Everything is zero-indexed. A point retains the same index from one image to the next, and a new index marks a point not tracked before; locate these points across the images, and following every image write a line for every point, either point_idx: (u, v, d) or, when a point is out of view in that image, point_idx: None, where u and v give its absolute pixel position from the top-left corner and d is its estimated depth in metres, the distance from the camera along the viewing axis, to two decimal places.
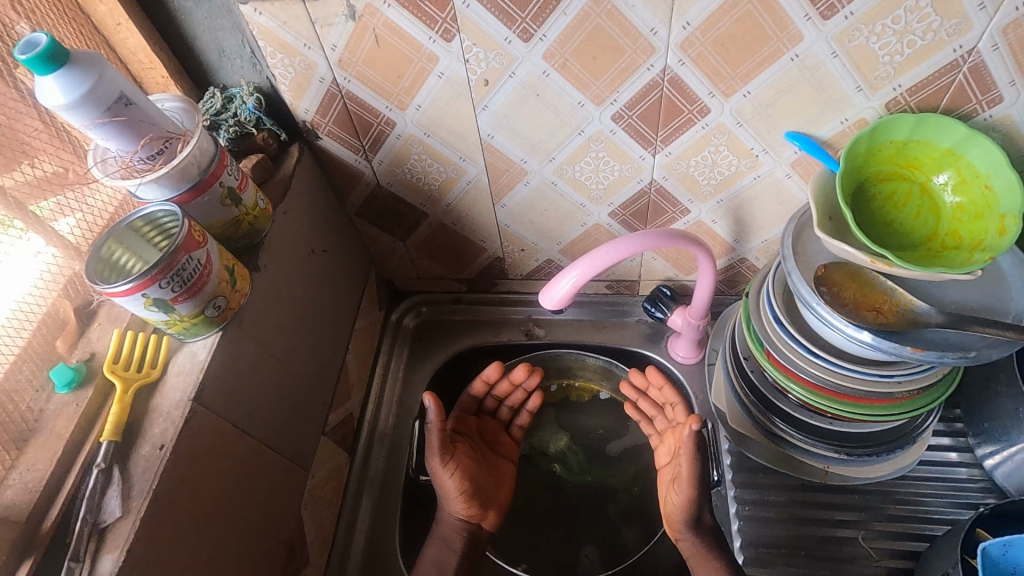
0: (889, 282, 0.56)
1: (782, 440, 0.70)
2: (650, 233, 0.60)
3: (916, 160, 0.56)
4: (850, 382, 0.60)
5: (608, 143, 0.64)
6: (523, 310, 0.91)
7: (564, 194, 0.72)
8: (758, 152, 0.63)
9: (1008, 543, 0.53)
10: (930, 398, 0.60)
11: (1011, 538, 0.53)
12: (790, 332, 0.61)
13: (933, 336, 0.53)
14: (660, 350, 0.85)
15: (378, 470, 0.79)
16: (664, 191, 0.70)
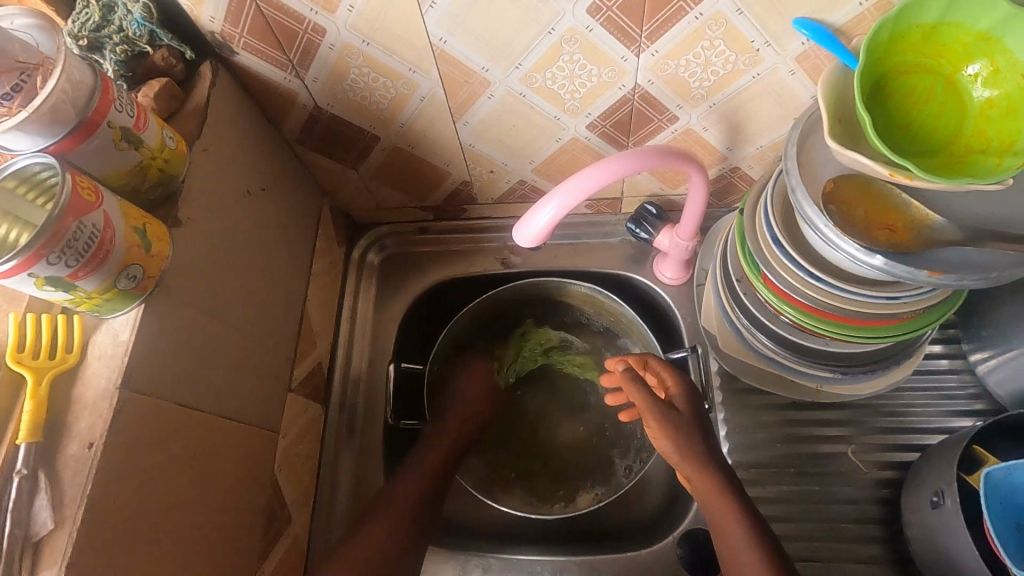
0: (904, 194, 0.49)
1: (774, 362, 0.67)
2: (630, 154, 0.52)
3: (944, 46, 0.48)
4: (855, 308, 0.54)
5: (584, 43, 0.54)
6: (497, 237, 0.83)
7: (534, 106, 0.62)
8: (760, 46, 0.54)
9: (1012, 467, 0.55)
10: (935, 318, 0.56)
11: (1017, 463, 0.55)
12: (789, 254, 0.54)
13: (948, 255, 0.47)
14: (645, 271, 0.80)
15: (356, 418, 0.75)
16: (649, 98, 0.61)
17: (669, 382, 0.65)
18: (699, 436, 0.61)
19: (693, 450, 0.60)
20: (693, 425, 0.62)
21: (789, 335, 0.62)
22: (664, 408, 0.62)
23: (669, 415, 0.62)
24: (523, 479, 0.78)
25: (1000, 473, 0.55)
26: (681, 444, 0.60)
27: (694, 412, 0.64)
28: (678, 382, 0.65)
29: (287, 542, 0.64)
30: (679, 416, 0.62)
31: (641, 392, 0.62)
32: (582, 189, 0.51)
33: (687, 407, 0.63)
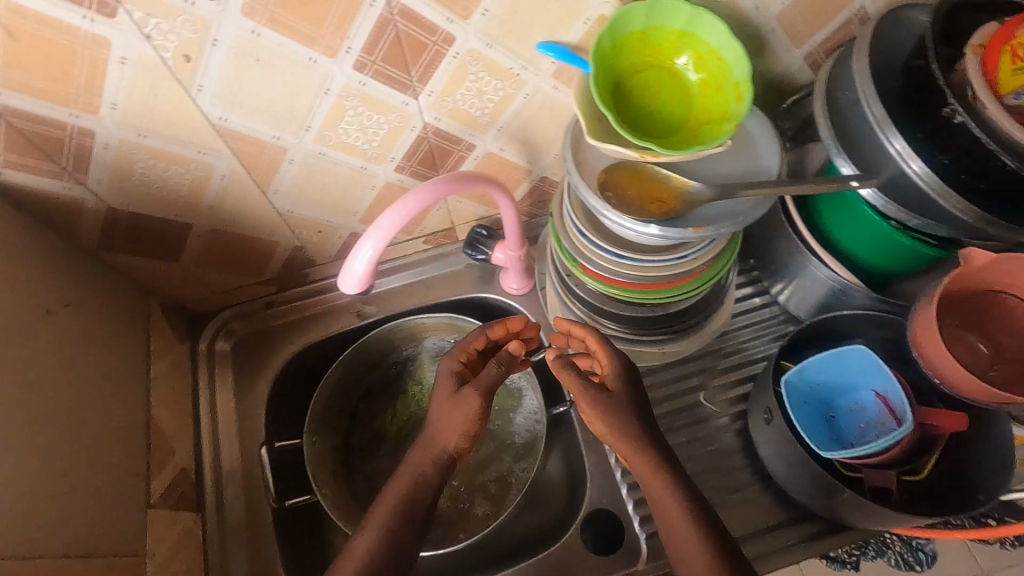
0: (663, 170, 0.58)
1: (619, 338, 0.74)
2: (421, 188, 0.55)
3: (657, 45, 0.58)
4: (656, 273, 0.63)
5: (362, 96, 0.58)
6: (346, 291, 0.84)
7: (337, 161, 0.64)
8: (519, 71, 0.61)
9: (801, 370, 0.65)
10: (721, 266, 0.65)
11: (803, 365, 0.65)
12: (591, 241, 0.62)
13: (706, 211, 0.57)
14: (495, 288, 0.85)
15: (238, 514, 0.71)
16: (442, 132, 0.66)
17: (604, 361, 0.64)
18: (638, 419, 0.60)
19: (631, 432, 0.59)
20: (630, 404, 0.60)
21: (623, 310, 0.70)
22: (596, 393, 0.61)
23: (614, 407, 0.60)
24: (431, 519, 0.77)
25: (794, 378, 0.65)
26: (621, 442, 0.59)
27: (633, 397, 0.62)
28: (610, 359, 0.64)
29: None
30: (612, 401, 0.61)
31: (574, 380, 0.62)
32: (390, 224, 0.54)
33: (620, 389, 0.61)
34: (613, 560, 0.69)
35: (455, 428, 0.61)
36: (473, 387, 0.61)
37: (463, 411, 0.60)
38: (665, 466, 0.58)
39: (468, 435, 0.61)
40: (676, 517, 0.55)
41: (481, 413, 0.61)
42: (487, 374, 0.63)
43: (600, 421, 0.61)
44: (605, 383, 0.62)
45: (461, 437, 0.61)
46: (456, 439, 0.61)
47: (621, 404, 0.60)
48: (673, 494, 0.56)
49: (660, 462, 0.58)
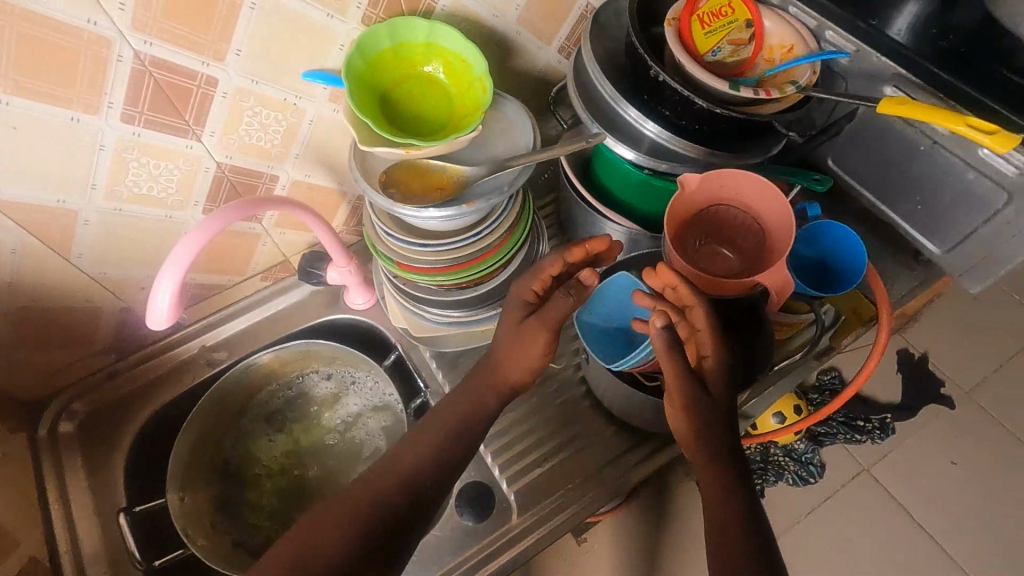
0: (438, 162, 0.65)
1: (456, 323, 0.80)
2: (211, 217, 0.58)
3: (410, 58, 0.66)
4: (458, 253, 0.71)
5: (141, 146, 0.61)
6: (192, 343, 0.84)
7: (137, 214, 0.66)
8: (294, 100, 0.67)
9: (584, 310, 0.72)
10: (517, 236, 0.75)
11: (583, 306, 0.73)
12: (397, 236, 0.71)
13: (480, 188, 0.66)
14: (343, 309, 0.89)
15: None
16: (239, 169, 0.70)
17: (705, 348, 0.60)
18: (720, 421, 0.58)
19: (716, 442, 0.58)
20: (717, 412, 0.58)
21: (451, 295, 0.77)
22: (700, 395, 0.58)
23: (684, 392, 0.58)
24: None
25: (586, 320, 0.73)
26: (688, 423, 0.59)
27: (729, 390, 0.60)
28: (718, 350, 0.60)
29: None
30: (712, 403, 0.59)
31: (675, 358, 0.58)
32: (180, 264, 0.56)
33: (722, 381, 0.59)
34: (488, 527, 0.73)
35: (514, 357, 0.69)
36: (539, 322, 0.66)
37: (530, 342, 0.67)
38: (692, 417, 0.59)
39: (528, 367, 0.69)
40: (697, 450, 0.59)
41: (546, 345, 0.68)
42: (555, 308, 0.65)
43: (678, 417, 0.60)
44: (704, 378, 0.59)
45: (526, 371, 0.69)
46: (521, 372, 0.69)
47: (709, 382, 0.59)
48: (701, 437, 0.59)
49: (699, 419, 0.58)
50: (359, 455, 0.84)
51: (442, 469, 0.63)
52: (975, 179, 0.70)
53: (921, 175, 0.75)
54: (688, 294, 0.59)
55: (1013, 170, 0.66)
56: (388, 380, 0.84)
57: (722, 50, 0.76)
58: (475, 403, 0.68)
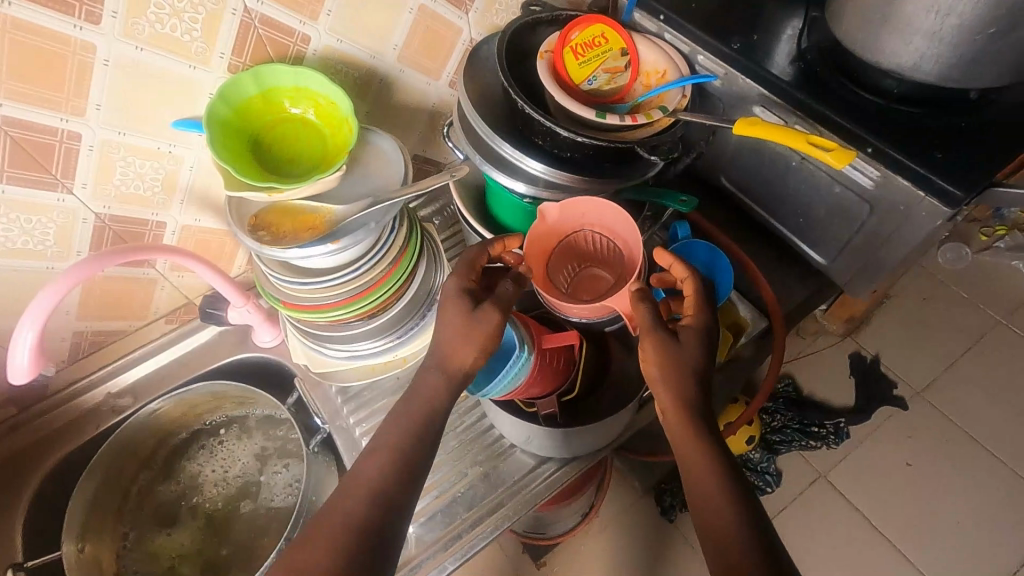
0: (309, 203, 0.67)
1: (355, 357, 0.81)
2: (73, 269, 0.60)
3: (279, 102, 0.68)
4: (341, 289, 0.71)
5: (8, 202, 0.62)
6: (95, 391, 0.84)
7: (14, 267, 0.67)
8: (168, 149, 0.68)
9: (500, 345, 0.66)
10: (404, 268, 0.76)
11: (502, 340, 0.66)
12: (280, 275, 0.70)
13: (351, 225, 0.66)
14: (251, 347, 0.89)
15: None
16: (121, 218, 0.71)
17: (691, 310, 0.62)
18: (694, 376, 0.59)
19: (686, 391, 0.58)
20: (694, 364, 0.59)
21: (344, 331, 0.77)
22: (677, 345, 0.59)
23: (664, 348, 0.59)
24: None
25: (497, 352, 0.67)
26: (666, 381, 0.59)
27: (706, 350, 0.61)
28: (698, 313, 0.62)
29: None
30: (688, 356, 0.59)
31: (648, 313, 0.60)
32: (36, 317, 0.58)
33: (697, 340, 0.60)
34: None
35: (460, 344, 0.60)
36: (494, 302, 0.61)
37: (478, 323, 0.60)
38: (677, 387, 0.58)
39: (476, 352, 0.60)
40: (677, 417, 0.58)
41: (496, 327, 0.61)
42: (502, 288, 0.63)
43: (657, 374, 0.59)
44: (680, 334, 0.61)
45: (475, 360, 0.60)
46: (469, 357, 0.60)
47: (686, 342, 0.60)
48: (678, 397, 0.58)
49: (677, 365, 0.58)
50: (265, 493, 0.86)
51: (405, 477, 0.56)
52: (841, 192, 0.73)
53: (795, 189, 0.78)
54: (680, 268, 0.64)
55: (869, 181, 0.69)
56: (291, 419, 0.85)
57: (598, 79, 0.78)
58: (427, 400, 0.59)
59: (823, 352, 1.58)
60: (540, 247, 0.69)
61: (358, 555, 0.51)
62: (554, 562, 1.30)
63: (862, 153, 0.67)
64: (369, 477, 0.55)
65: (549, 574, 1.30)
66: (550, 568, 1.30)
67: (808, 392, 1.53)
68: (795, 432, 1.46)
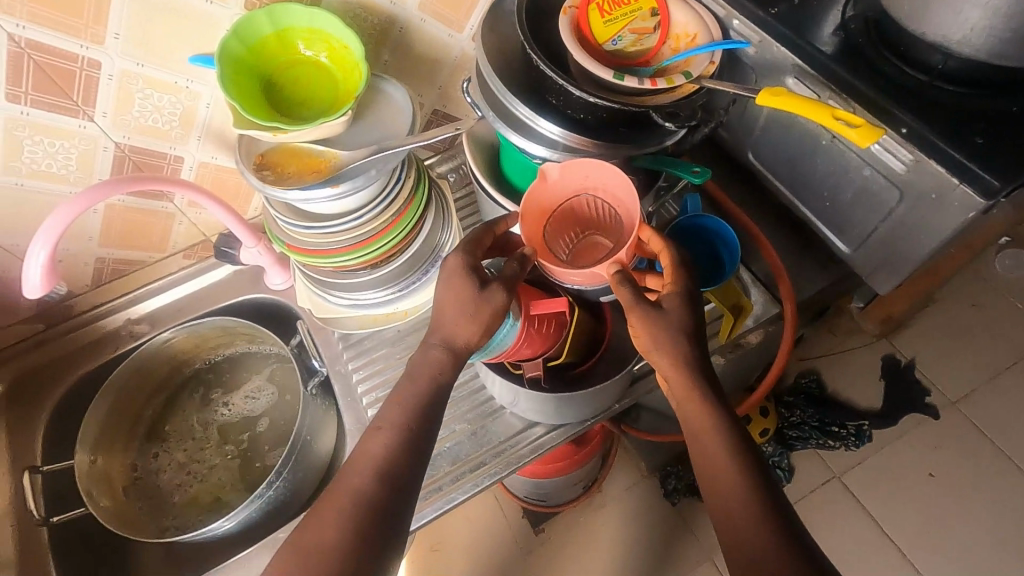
0: (315, 146, 0.67)
1: (360, 306, 0.82)
2: (88, 192, 0.63)
3: (294, 44, 0.68)
4: (345, 236, 0.72)
5: (33, 125, 0.65)
6: (116, 316, 0.88)
7: (39, 190, 0.70)
8: (185, 84, 0.69)
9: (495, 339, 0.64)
10: (407, 220, 0.76)
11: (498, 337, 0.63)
12: (284, 218, 0.71)
13: (353, 170, 0.66)
14: (264, 288, 0.92)
15: (11, 545, 0.74)
16: (140, 149, 0.73)
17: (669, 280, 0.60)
18: (683, 336, 0.58)
19: (680, 353, 0.58)
20: (680, 324, 0.58)
21: (346, 278, 0.78)
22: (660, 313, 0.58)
23: (651, 321, 0.58)
24: (202, 500, 0.85)
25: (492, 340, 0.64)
26: (663, 352, 0.58)
27: (689, 310, 0.59)
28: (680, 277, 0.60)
29: None
30: (672, 319, 0.58)
31: (627, 290, 0.58)
32: (47, 236, 0.61)
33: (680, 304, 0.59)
34: None
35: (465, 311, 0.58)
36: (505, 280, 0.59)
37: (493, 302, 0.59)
38: (675, 357, 0.58)
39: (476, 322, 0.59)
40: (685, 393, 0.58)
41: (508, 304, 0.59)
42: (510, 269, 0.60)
43: (648, 341, 0.59)
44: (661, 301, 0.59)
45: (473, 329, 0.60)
46: None
47: (673, 311, 0.58)
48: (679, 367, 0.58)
49: (661, 333, 0.57)
50: (263, 425, 0.90)
51: (383, 427, 0.57)
52: (871, 175, 0.68)
53: (823, 170, 0.73)
54: (652, 239, 0.62)
55: (901, 165, 0.64)
56: (293, 359, 0.87)
57: (624, 39, 0.74)
58: (431, 375, 0.58)
59: (855, 351, 1.51)
60: (545, 206, 0.68)
61: (358, 519, 0.53)
62: (552, 530, 1.32)
63: (896, 134, 0.62)
64: (374, 453, 0.56)
65: (546, 541, 1.31)
66: (547, 535, 1.31)
67: (833, 391, 1.47)
68: (813, 429, 1.41)
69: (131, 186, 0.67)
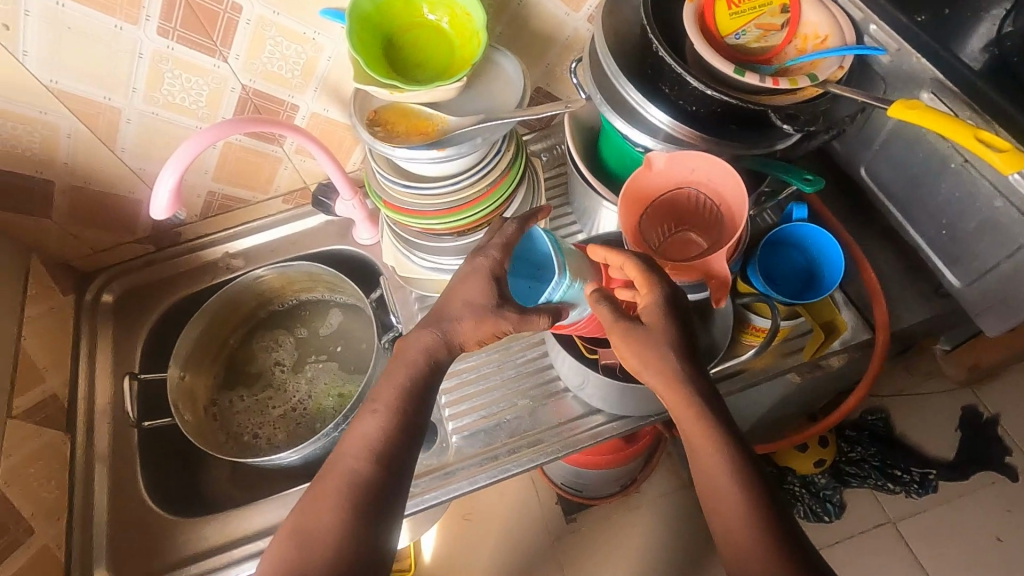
0: (425, 108, 0.69)
1: (441, 271, 0.85)
2: (218, 125, 0.68)
3: (418, 7, 0.69)
4: (440, 200, 0.74)
5: (174, 60, 0.70)
6: (216, 248, 0.95)
7: (170, 121, 0.76)
8: (312, 35, 0.72)
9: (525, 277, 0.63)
10: (502, 193, 0.77)
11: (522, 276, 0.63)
12: (385, 175, 0.73)
13: (459, 137, 0.68)
14: (350, 242, 0.96)
15: (105, 440, 0.81)
16: (261, 93, 0.77)
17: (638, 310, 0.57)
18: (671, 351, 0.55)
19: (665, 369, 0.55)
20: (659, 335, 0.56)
21: (433, 242, 0.80)
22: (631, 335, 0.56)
23: (632, 339, 0.56)
24: (270, 431, 0.90)
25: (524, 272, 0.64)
26: (656, 372, 0.56)
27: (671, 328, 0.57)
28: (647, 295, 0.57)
29: (32, 552, 0.68)
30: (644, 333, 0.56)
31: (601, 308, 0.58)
32: (177, 168, 0.65)
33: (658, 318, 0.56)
34: (428, 460, 0.77)
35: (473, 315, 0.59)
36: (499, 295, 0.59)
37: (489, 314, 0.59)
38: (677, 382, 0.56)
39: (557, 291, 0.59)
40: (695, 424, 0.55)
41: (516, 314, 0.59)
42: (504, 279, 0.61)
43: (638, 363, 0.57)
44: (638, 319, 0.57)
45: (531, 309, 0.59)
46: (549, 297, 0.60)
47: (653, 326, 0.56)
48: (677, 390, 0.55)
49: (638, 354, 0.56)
50: (333, 369, 0.95)
51: None
52: (1003, 208, 0.63)
53: (947, 197, 0.69)
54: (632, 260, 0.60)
55: None
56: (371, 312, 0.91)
57: (748, 34, 0.71)
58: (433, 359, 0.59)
59: (933, 397, 1.41)
60: (648, 193, 0.73)
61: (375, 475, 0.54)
62: (583, 522, 1.32)
63: None
64: (368, 435, 0.55)
65: (576, 531, 1.32)
66: (578, 526, 1.32)
67: (901, 433, 1.39)
68: (874, 469, 1.33)
69: (250, 128, 0.71)
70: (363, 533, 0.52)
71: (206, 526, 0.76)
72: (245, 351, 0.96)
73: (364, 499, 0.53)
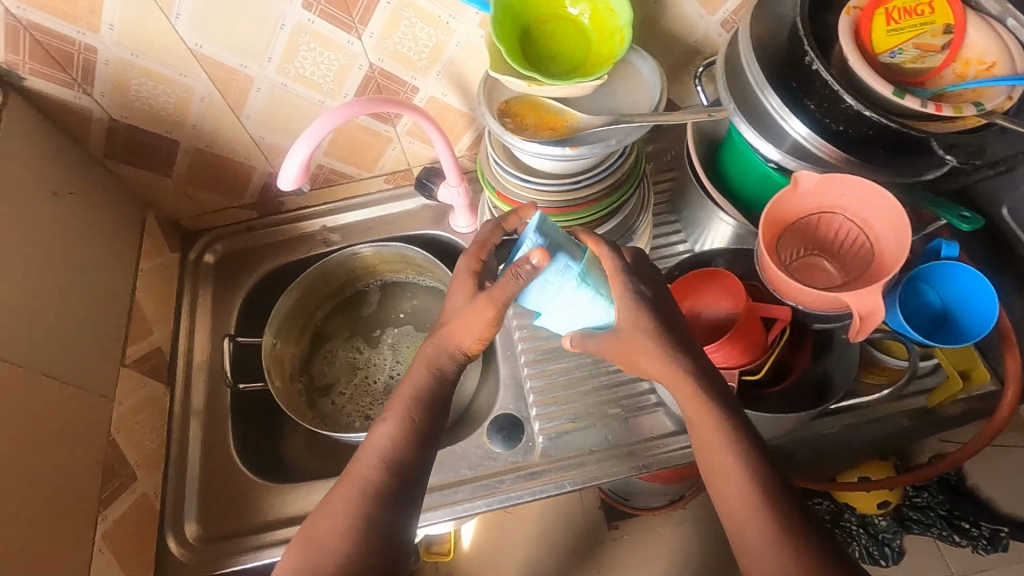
0: (557, 103, 0.67)
1: None
2: (350, 104, 0.68)
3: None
4: (557, 197, 0.72)
5: (313, 34, 0.70)
6: (315, 221, 0.96)
7: (297, 93, 0.77)
8: (447, 19, 0.71)
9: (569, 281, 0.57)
10: (618, 197, 0.75)
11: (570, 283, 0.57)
12: (503, 166, 0.72)
13: (590, 137, 0.66)
14: (444, 227, 0.95)
15: (200, 396, 0.83)
16: (386, 73, 0.77)
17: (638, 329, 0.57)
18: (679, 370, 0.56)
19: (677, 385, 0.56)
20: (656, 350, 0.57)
21: None
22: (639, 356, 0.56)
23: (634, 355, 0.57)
24: (352, 404, 0.92)
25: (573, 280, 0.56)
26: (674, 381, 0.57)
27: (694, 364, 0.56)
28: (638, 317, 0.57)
29: (132, 498, 0.70)
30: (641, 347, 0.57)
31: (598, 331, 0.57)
32: (312, 141, 0.65)
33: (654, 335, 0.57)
34: (512, 457, 0.76)
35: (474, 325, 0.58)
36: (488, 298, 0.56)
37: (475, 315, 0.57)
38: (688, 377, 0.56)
39: None
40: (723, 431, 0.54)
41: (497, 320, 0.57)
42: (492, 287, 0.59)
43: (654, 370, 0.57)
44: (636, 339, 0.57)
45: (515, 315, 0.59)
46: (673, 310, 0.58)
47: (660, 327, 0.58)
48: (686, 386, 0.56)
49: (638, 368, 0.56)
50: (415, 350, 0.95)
51: None
52: None
53: None
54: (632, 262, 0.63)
55: None
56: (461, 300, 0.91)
57: (905, 53, 0.66)
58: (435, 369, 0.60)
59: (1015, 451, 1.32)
60: (803, 207, 0.71)
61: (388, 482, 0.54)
62: None
63: None
64: (378, 442, 0.56)
65: None
66: None
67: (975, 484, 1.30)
68: (938, 515, 1.23)
69: (381, 108, 0.71)
70: (379, 529, 0.52)
71: (288, 494, 0.77)
72: (334, 324, 0.99)
73: (382, 498, 0.53)
